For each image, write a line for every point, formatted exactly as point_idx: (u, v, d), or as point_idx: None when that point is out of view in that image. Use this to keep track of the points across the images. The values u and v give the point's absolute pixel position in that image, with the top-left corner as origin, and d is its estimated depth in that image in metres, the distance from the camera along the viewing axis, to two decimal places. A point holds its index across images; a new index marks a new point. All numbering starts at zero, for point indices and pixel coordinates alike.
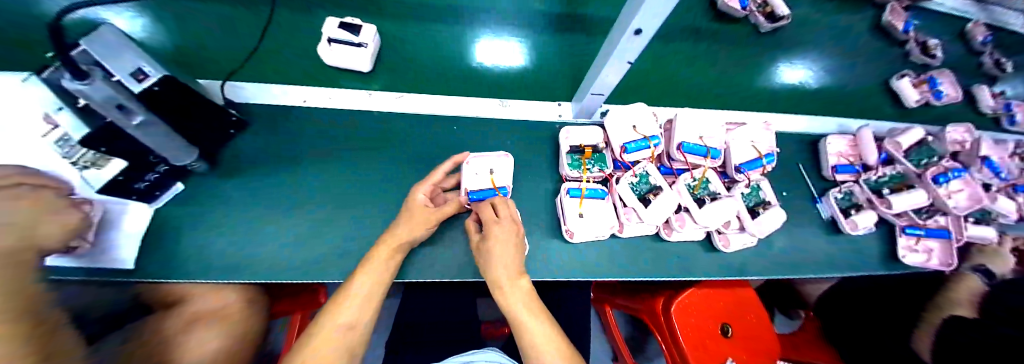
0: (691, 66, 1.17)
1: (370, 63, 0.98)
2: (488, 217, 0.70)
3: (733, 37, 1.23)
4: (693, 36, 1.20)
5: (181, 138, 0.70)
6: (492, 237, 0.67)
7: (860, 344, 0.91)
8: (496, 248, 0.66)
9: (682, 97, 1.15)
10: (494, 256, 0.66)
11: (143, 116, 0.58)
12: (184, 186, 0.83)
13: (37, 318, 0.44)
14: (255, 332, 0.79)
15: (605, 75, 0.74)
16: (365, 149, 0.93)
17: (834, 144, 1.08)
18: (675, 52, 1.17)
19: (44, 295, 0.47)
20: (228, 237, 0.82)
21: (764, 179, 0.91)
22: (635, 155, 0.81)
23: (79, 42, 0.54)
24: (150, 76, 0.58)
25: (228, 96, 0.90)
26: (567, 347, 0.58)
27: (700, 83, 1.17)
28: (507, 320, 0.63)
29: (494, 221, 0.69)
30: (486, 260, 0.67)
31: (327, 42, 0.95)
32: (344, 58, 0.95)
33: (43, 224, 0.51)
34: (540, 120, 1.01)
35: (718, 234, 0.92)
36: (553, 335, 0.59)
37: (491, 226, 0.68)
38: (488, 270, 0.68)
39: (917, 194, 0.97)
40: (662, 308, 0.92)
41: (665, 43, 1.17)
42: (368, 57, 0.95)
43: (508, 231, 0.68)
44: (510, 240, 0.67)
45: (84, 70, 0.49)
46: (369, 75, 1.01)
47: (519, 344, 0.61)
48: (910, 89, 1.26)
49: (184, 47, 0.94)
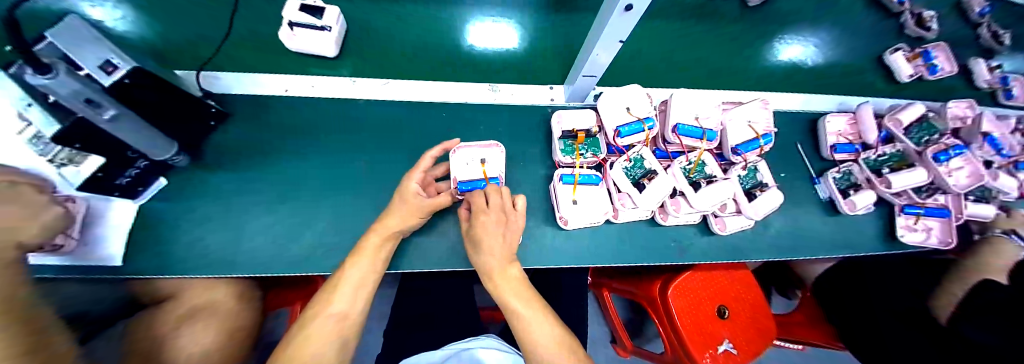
0: (684, 44, 1.13)
1: (336, 48, 0.94)
2: (478, 204, 0.67)
3: (729, 13, 1.18)
4: (686, 12, 1.15)
5: (160, 132, 0.68)
6: (481, 228, 0.65)
7: (858, 318, 0.92)
8: (485, 239, 0.65)
9: (676, 78, 1.12)
10: (484, 247, 0.65)
11: (117, 111, 0.55)
12: (168, 181, 0.81)
13: (29, 308, 0.41)
14: (251, 325, 0.80)
15: (597, 54, 0.71)
16: (353, 138, 0.90)
17: (833, 122, 1.05)
18: (668, 30, 1.13)
19: (35, 291, 0.44)
20: (216, 232, 0.80)
21: (762, 160, 0.89)
22: (629, 139, 0.78)
23: (45, 33, 0.49)
24: (120, 67, 0.52)
25: (206, 87, 0.86)
26: (562, 332, 0.57)
27: (695, 61, 1.13)
28: (500, 307, 0.62)
29: (483, 209, 0.66)
30: (477, 249, 0.67)
31: (288, 26, 0.90)
32: (308, 42, 0.91)
33: (30, 221, 0.50)
34: (531, 104, 0.98)
35: (713, 217, 0.90)
36: (548, 320, 0.58)
37: (479, 215, 0.66)
38: (480, 260, 0.67)
39: (917, 173, 0.95)
40: (659, 291, 0.92)
41: (657, 21, 1.13)
42: (332, 42, 0.91)
43: (489, 222, 0.66)
44: (499, 230, 0.65)
45: (47, 63, 0.44)
46: (334, 61, 0.97)
47: (513, 329, 0.59)
48: (902, 63, 1.22)
49: (154, 38, 0.90)
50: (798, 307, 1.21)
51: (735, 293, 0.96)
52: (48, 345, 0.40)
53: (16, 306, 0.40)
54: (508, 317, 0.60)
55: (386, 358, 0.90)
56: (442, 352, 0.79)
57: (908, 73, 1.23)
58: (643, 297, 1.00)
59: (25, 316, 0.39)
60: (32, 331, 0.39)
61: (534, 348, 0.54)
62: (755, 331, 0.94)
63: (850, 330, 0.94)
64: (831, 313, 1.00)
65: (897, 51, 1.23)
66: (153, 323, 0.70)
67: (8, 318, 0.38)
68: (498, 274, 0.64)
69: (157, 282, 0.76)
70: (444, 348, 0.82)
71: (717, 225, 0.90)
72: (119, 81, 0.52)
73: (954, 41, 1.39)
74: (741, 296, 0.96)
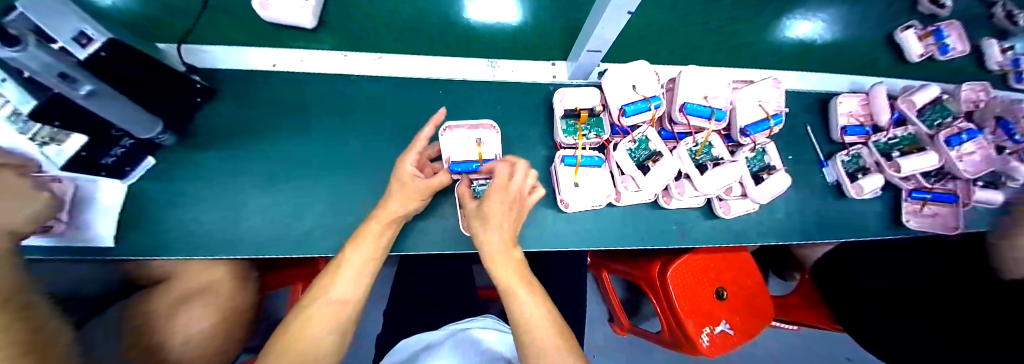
0: (702, 12, 1.05)
1: (314, 19, 0.87)
2: (500, 179, 0.66)
3: (726, 12, 1.07)
4: (681, 10, 1.05)
5: (144, 110, 0.65)
6: (494, 201, 0.64)
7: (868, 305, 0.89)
8: (493, 214, 0.63)
9: (690, 55, 1.08)
10: (492, 225, 0.63)
11: (92, 86, 0.51)
12: (156, 161, 0.78)
13: (24, 300, 0.39)
14: (250, 306, 0.80)
15: (602, 27, 0.66)
16: (347, 117, 0.87)
17: (845, 103, 1.02)
18: (658, 30, 1.05)
19: (32, 283, 0.42)
20: (209, 213, 0.79)
21: (771, 142, 0.86)
22: (634, 118, 0.75)
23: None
24: (95, 39, 0.49)
25: (190, 62, 0.82)
26: (557, 321, 0.54)
27: (708, 34, 1.07)
28: (495, 286, 0.60)
29: (504, 186, 0.66)
30: (481, 225, 0.65)
31: None
32: (283, 10, 0.83)
33: (22, 209, 0.48)
34: (531, 82, 0.94)
35: (718, 200, 0.89)
36: (544, 307, 0.56)
37: (497, 191, 0.65)
38: (482, 235, 0.65)
39: (928, 157, 0.92)
40: (658, 273, 0.92)
41: (649, 16, 1.04)
42: (310, 11, 0.84)
43: (502, 200, 0.65)
44: (509, 210, 0.65)
45: (17, 36, 0.40)
46: (313, 33, 0.90)
47: (507, 312, 0.57)
48: (912, 42, 1.15)
49: (126, 6, 0.83)
50: (794, 289, 1.22)
51: (733, 275, 0.97)
52: (50, 340, 0.39)
53: (15, 298, 0.38)
54: (504, 298, 0.58)
55: (388, 336, 0.92)
56: (441, 331, 0.80)
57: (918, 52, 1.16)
58: (642, 279, 1.00)
59: (24, 309, 0.38)
60: (29, 323, 0.38)
61: (527, 334, 0.52)
62: (753, 314, 0.95)
63: (848, 310, 0.93)
64: (829, 294, 1.00)
65: (907, 29, 1.15)
66: (154, 303, 0.69)
67: (5, 311, 0.36)
68: (499, 253, 0.62)
69: (152, 263, 0.75)
70: (444, 328, 0.83)
71: (720, 208, 0.89)
72: (93, 53, 0.49)
73: (973, 18, 1.32)
74: (739, 278, 0.97)
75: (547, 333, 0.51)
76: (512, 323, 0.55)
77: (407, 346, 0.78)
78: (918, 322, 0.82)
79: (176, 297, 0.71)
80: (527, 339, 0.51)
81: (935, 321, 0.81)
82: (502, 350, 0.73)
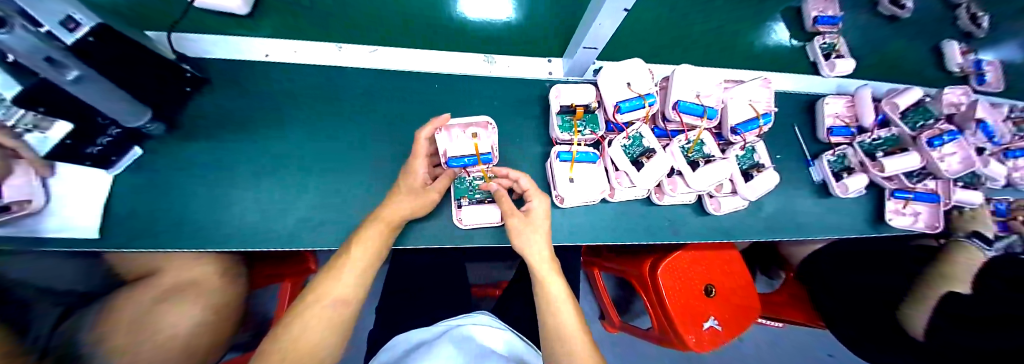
0: (705, 10, 1.06)
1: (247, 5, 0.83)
2: (530, 188, 0.70)
3: (726, 12, 1.07)
4: (682, 9, 1.04)
5: (121, 91, 0.59)
6: (532, 210, 0.68)
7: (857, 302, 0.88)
8: (534, 217, 0.68)
9: (698, 47, 1.08)
10: (535, 231, 0.67)
11: (79, 71, 0.50)
12: (142, 151, 0.77)
13: None
14: (240, 304, 0.77)
15: (600, 23, 0.66)
16: (340, 111, 0.86)
17: (831, 105, 1.05)
18: (664, 27, 1.05)
19: None
20: (200, 206, 0.78)
21: (760, 140, 0.88)
22: (629, 115, 0.76)
23: None
24: (83, 24, 0.47)
25: (179, 50, 0.80)
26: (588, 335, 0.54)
27: (716, 27, 1.08)
28: (534, 295, 0.61)
29: (534, 192, 0.70)
30: (527, 229, 0.67)
31: None
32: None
33: None
34: (528, 77, 0.95)
35: (708, 197, 0.92)
36: (576, 318, 0.56)
37: (532, 198, 0.70)
38: (524, 238, 0.66)
39: (910, 157, 0.95)
40: (649, 270, 0.93)
41: (654, 13, 1.03)
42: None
43: (544, 201, 0.70)
44: (545, 213, 0.69)
45: None
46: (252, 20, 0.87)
47: (541, 322, 0.58)
48: (819, 51, 1.10)
49: None
50: (780, 288, 1.25)
51: (723, 272, 0.98)
52: None
53: None
54: (540, 303, 0.59)
55: (380, 333, 0.92)
56: (435, 328, 0.80)
57: (824, 63, 1.10)
58: (634, 276, 1.01)
59: None
60: None
61: (563, 347, 0.52)
62: (740, 310, 0.97)
63: (836, 311, 0.92)
64: (815, 289, 1.01)
65: (816, 39, 1.11)
66: (144, 294, 0.64)
67: None
68: (546, 259, 0.64)
69: (138, 256, 0.73)
70: (439, 324, 0.83)
71: (711, 205, 0.92)
72: (80, 38, 0.47)
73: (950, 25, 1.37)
74: (729, 275, 0.98)
75: (581, 342, 0.52)
76: (545, 333, 0.56)
77: (400, 342, 0.78)
78: (921, 318, 0.75)
79: (161, 295, 0.65)
80: (560, 348, 0.52)
81: (950, 318, 0.71)
82: (495, 345, 0.74)
